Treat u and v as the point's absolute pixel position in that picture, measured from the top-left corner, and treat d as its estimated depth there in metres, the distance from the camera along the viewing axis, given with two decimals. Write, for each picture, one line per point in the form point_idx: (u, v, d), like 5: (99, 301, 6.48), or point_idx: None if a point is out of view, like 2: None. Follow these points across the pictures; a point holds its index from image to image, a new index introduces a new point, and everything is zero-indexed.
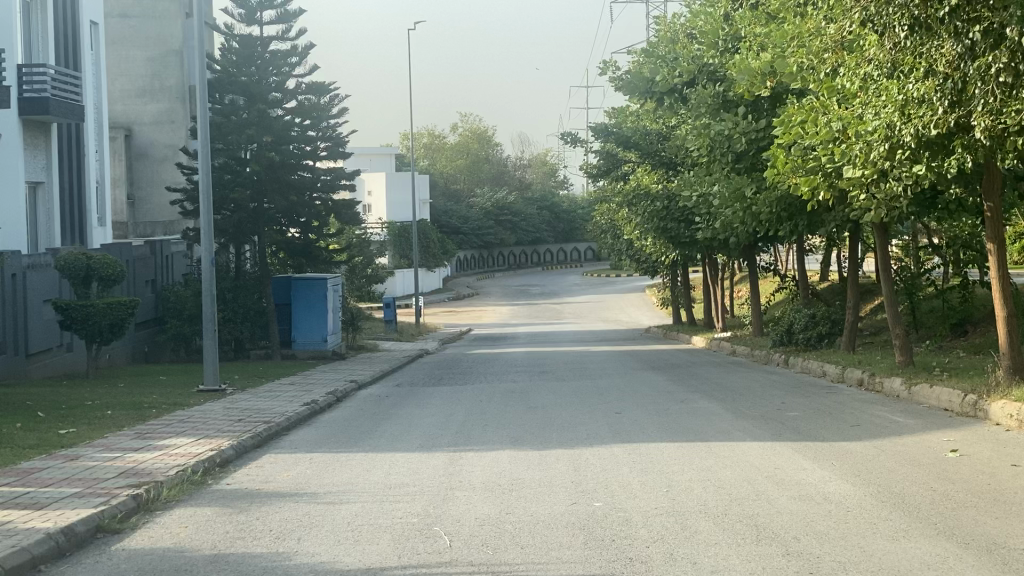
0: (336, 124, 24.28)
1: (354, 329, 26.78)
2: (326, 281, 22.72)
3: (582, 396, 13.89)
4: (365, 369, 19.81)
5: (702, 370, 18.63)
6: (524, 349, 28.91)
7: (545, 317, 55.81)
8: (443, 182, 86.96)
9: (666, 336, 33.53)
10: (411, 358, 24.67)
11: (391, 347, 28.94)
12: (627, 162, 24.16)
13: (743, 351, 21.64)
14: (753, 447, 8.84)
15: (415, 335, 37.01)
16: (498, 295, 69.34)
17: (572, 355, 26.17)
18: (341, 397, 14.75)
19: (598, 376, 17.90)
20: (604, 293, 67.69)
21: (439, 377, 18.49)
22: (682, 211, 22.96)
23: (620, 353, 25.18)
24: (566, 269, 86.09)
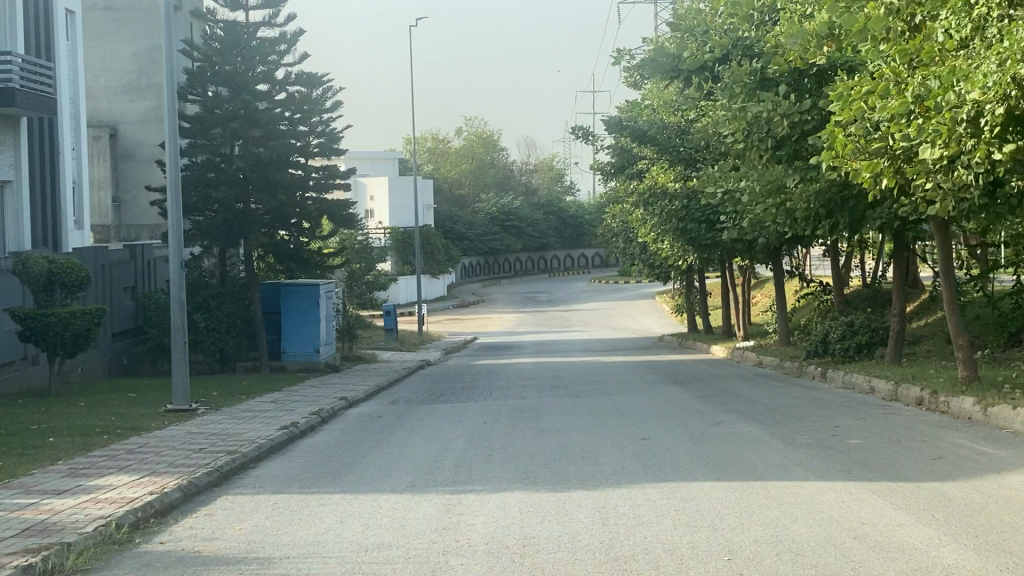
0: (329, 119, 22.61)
1: (350, 339, 25.09)
2: (318, 287, 21.09)
3: (600, 417, 12.17)
4: (359, 383, 18.14)
5: (729, 383, 16.90)
6: (531, 360, 27.20)
7: (552, 324, 54.15)
8: (448, 187, 85.33)
9: (680, 345, 31.81)
10: (410, 369, 22.98)
11: (391, 358, 27.23)
12: (642, 158, 22.46)
13: (771, 362, 19.91)
14: (822, 491, 7.11)
15: (416, 344, 35.31)
16: (504, 302, 67.69)
17: (583, 365, 24.47)
18: (327, 417, 13.03)
19: (615, 390, 16.19)
20: (614, 300, 66.05)
21: (440, 393, 16.76)
22: (704, 211, 21.24)
23: (635, 363, 23.46)
24: (574, 276, 84.39)
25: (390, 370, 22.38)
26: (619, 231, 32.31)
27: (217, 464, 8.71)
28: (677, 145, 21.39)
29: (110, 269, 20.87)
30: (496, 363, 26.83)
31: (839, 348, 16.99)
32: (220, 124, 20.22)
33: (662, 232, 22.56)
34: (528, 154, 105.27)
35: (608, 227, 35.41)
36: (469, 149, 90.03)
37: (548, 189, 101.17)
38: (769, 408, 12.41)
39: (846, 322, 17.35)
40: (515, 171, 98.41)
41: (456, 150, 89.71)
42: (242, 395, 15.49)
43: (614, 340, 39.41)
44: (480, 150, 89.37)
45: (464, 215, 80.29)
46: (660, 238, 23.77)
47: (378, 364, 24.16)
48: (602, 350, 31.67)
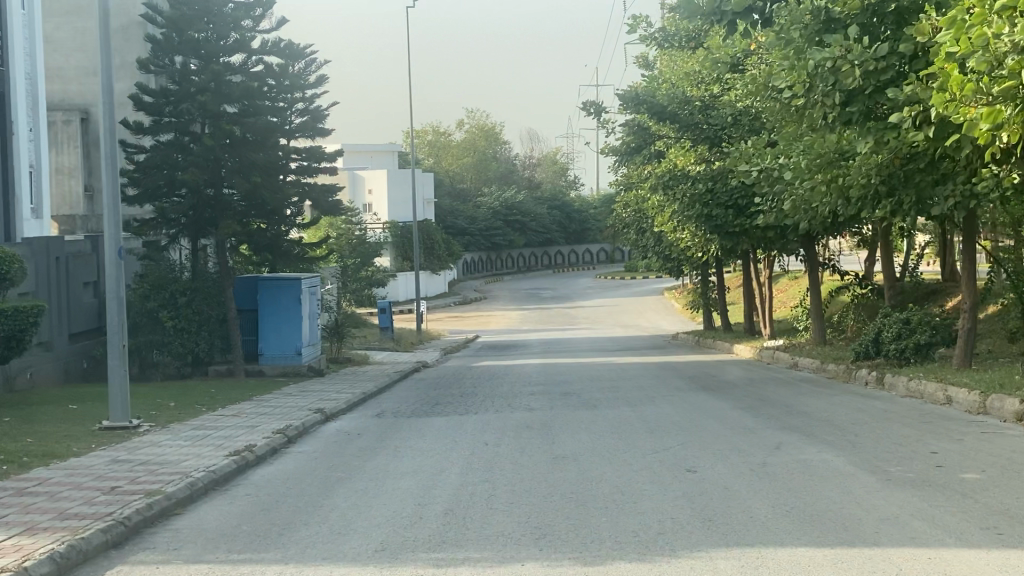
0: (313, 95, 20.33)
1: (339, 339, 22.85)
2: (300, 281, 18.85)
3: (628, 435, 9.92)
4: (345, 391, 15.92)
5: (768, 389, 14.65)
6: (537, 361, 24.97)
7: (557, 322, 51.98)
8: (448, 181, 83.07)
9: (698, 344, 29.59)
10: (405, 372, 20.76)
11: (384, 359, 25.00)
12: (661, 138, 20.23)
13: (807, 364, 17.67)
14: (983, 568, 4.86)
15: (413, 345, 33.09)
16: (507, 299, 65.52)
17: (596, 367, 22.24)
18: (296, 435, 10.75)
19: (639, 398, 13.93)
20: (621, 296, 63.88)
21: (434, 402, 14.49)
22: (731, 195, 19.01)
23: (654, 365, 21.20)
24: (579, 272, 82.28)
25: (382, 374, 20.14)
26: (631, 221, 30.06)
27: (121, 514, 6.46)
28: (701, 122, 19.18)
29: (65, 262, 18.60)
30: (500, 365, 24.60)
31: (893, 350, 14.75)
32: (187, 98, 17.96)
33: (684, 220, 20.29)
34: (531, 147, 103.03)
35: (618, 218, 33.18)
36: (471, 142, 87.77)
37: (551, 182, 98.93)
38: (833, 424, 10.14)
39: (902, 318, 15.09)
40: (518, 165, 96.16)
41: (458, 143, 87.46)
42: (203, 406, 13.23)
43: (624, 339, 37.19)
44: (482, 143, 87.13)
45: (466, 209, 78.08)
46: (680, 226, 21.51)
47: (369, 367, 21.91)
48: (613, 350, 29.43)
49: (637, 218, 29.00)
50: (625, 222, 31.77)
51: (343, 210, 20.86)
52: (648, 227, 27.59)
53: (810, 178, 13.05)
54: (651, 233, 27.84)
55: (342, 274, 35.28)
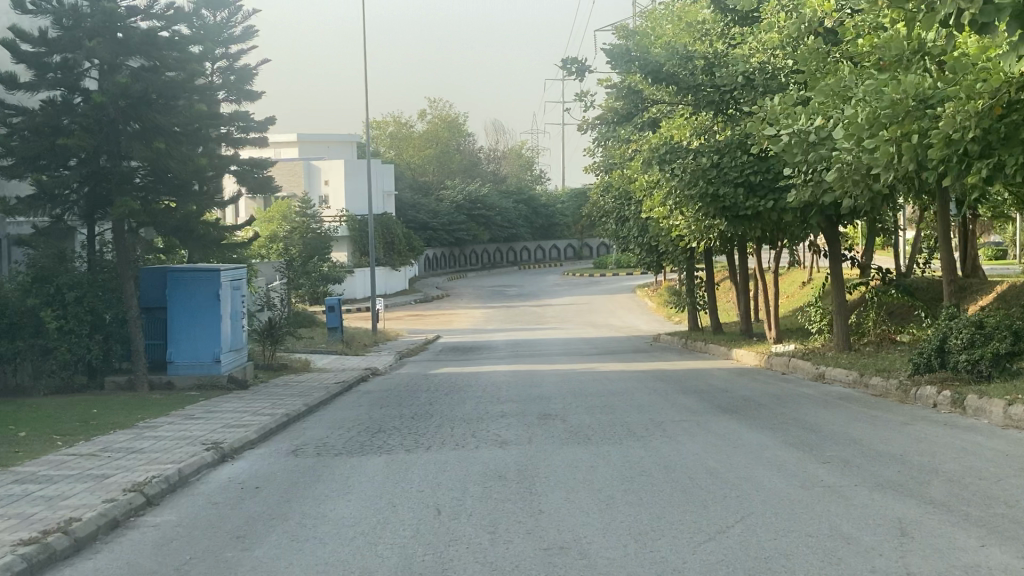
0: (234, 47, 17.01)
1: (273, 342, 19.49)
2: (220, 273, 15.42)
3: (650, 499, 6.65)
4: (265, 410, 12.60)
5: (806, 410, 11.39)
6: (505, 367, 21.70)
7: (524, 321, 48.80)
8: (410, 175, 79.68)
9: (684, 347, 26.38)
10: (349, 381, 17.44)
11: (329, 365, 21.66)
12: (656, 102, 16.99)
13: (838, 377, 14.41)
14: None
15: (365, 347, 29.80)
16: (470, 296, 62.24)
17: (574, 374, 18.98)
18: (162, 490, 7.42)
19: (642, 425, 10.65)
20: (592, 293, 60.78)
21: (376, 429, 11.18)
22: (741, 171, 15.80)
23: (643, 373, 17.94)
24: (547, 269, 79.09)
25: (321, 385, 16.79)
26: (610, 206, 26.80)
27: None
28: (705, 82, 15.98)
29: None
30: (462, 371, 21.33)
31: (964, 361, 11.47)
32: (75, 46, 14.48)
33: (682, 202, 17.04)
34: (496, 140, 99.72)
35: (594, 204, 29.90)
36: (433, 133, 84.40)
37: (517, 177, 95.66)
38: (952, 478, 6.88)
39: (974, 320, 11.85)
40: (482, 158, 92.85)
41: (419, 134, 84.11)
42: (60, 437, 9.84)
43: (598, 340, 33.99)
44: (445, 134, 83.82)
45: (427, 203, 74.78)
46: (674, 209, 18.26)
47: (307, 375, 18.56)
48: (589, 353, 26.20)
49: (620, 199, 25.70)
50: (602, 208, 28.51)
51: (274, 188, 17.52)
52: (632, 212, 24.35)
53: (882, 135, 9.86)
54: (634, 220, 24.60)
55: (288, 269, 31.90)
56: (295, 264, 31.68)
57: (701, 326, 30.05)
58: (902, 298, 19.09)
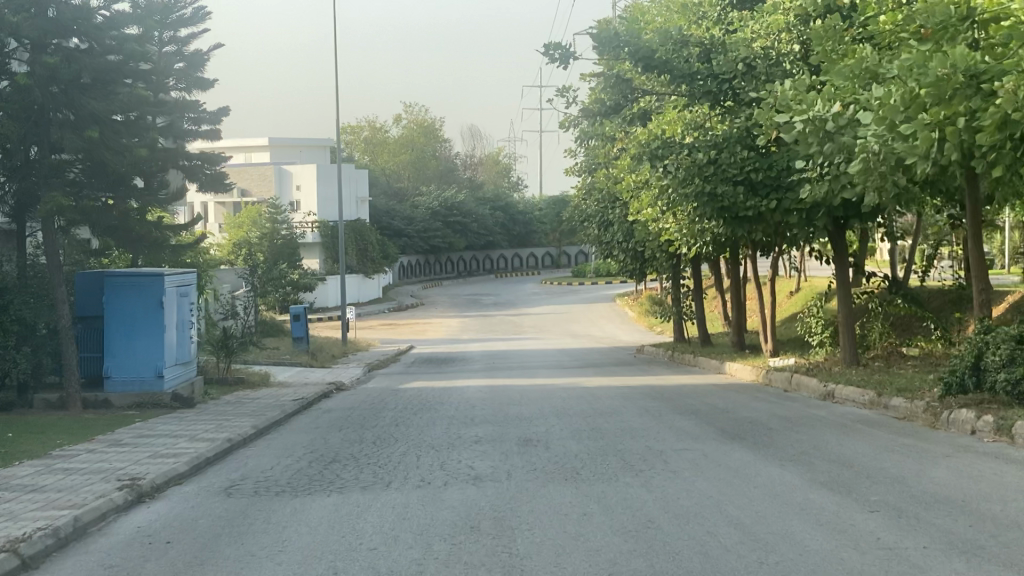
0: (180, 32, 15.50)
1: (228, 354, 17.94)
2: (164, 278, 13.89)
3: (666, 568, 5.17)
4: (205, 433, 11.09)
5: (824, 437, 9.94)
6: (479, 381, 20.21)
7: (500, 330, 47.32)
8: (385, 181, 78.11)
9: (670, 359, 24.95)
10: (309, 397, 15.93)
11: (290, 380, 20.12)
12: (647, 92, 15.54)
13: (850, 395, 12.95)
14: None
15: (333, 359, 28.28)
16: (446, 305, 60.71)
17: (555, 390, 17.50)
18: (48, 549, 5.90)
19: (637, 455, 9.19)
20: (571, 302, 59.33)
21: (330, 459, 9.68)
22: (741, 168, 14.37)
23: (630, 390, 16.47)
24: (524, 277, 77.61)
25: (277, 401, 15.28)
26: (593, 210, 25.37)
27: None
28: (702, 70, 14.57)
29: None
30: (434, 384, 19.83)
31: (1005, 382, 10.01)
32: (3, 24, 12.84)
33: (674, 202, 15.62)
34: (473, 146, 98.27)
35: (576, 208, 28.46)
36: (409, 139, 82.89)
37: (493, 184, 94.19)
38: None
39: (1014, 333, 10.40)
40: (458, 164, 91.37)
41: (394, 140, 82.59)
42: None
43: (578, 351, 32.52)
44: (420, 140, 82.34)
45: (402, 209, 73.29)
46: (664, 208, 16.83)
47: (264, 391, 17.04)
48: (570, 365, 24.74)
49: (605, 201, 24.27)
50: (585, 213, 27.08)
51: (224, 187, 16.02)
52: (616, 216, 22.91)
53: (925, 119, 8.41)
54: (618, 224, 23.16)
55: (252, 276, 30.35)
56: (259, 271, 30.15)
57: (687, 338, 28.61)
58: (909, 308, 17.68)
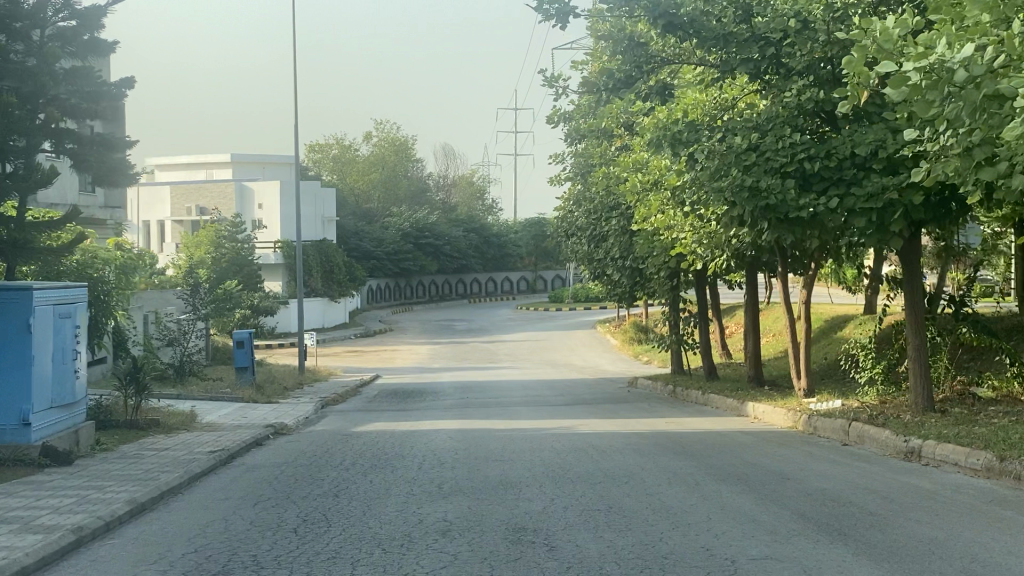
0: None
1: (138, 390, 14.48)
2: (32, 293, 10.49)
3: None
4: (48, 516, 7.64)
5: (965, 534, 6.63)
6: (451, 421, 16.85)
7: (474, 359, 43.89)
8: (353, 201, 74.66)
9: (671, 393, 21.68)
10: (232, 446, 12.53)
11: (221, 419, 16.67)
12: (668, 60, 12.28)
13: (948, 458, 9.61)
14: None
15: (284, 391, 24.88)
16: (416, 331, 57.28)
17: (544, 435, 14.15)
18: None
19: (697, 570, 5.83)
20: (549, 329, 56.01)
21: (219, 568, 6.28)
22: (792, 160, 11.11)
23: (639, 440, 13.13)
24: (499, 302, 74.19)
25: (188, 453, 11.86)
26: (585, 223, 22.12)
27: None
28: (741, 32, 11.31)
29: None
30: (397, 426, 16.44)
31: None
32: None
33: (703, 202, 12.36)
34: (447, 167, 94.94)
35: (561, 224, 25.19)
36: (380, 157, 79.51)
37: (468, 205, 90.81)
38: None
39: None
40: (432, 184, 88.00)
41: (364, 158, 79.24)
42: None
43: (561, 383, 29.12)
44: (391, 158, 79.00)
45: (371, 230, 69.94)
46: (687, 206, 13.58)
47: (179, 436, 13.61)
48: (556, 401, 21.41)
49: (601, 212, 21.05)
50: (575, 229, 23.83)
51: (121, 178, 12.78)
52: (615, 227, 19.66)
53: None
54: (615, 238, 19.93)
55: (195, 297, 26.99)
56: (203, 290, 26.81)
57: (687, 370, 25.35)
58: (978, 337, 14.41)
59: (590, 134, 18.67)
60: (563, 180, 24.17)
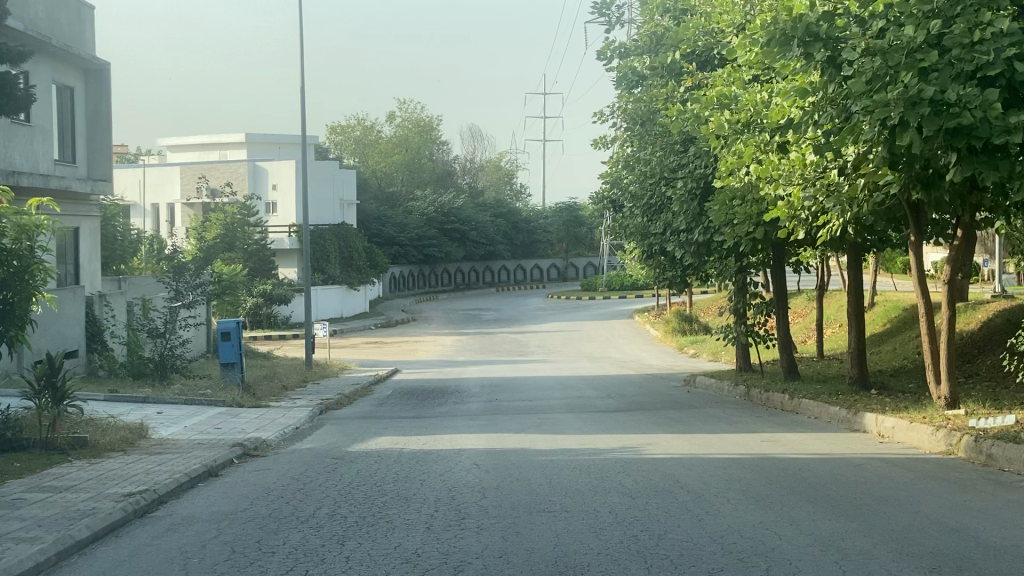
0: None
1: (55, 400, 10.79)
2: None
3: None
4: None
5: None
6: (477, 436, 13.14)
7: (503, 350, 40.18)
8: (375, 185, 71.11)
9: (745, 395, 17.98)
10: (164, 484, 8.81)
11: (179, 435, 13.04)
12: None
13: None
14: None
15: (282, 392, 21.21)
16: (441, 320, 53.70)
17: (602, 461, 10.45)
18: None
19: None
20: (584, 319, 52.33)
21: None
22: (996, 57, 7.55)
23: (740, 471, 9.36)
24: (528, 291, 70.52)
25: (91, 498, 8.15)
26: (640, 190, 18.37)
27: None
28: None
29: None
30: (407, 443, 12.75)
31: None
32: None
33: (845, 130, 8.85)
34: (474, 150, 91.13)
35: (605, 195, 21.46)
36: (403, 138, 75.96)
37: (495, 190, 86.95)
38: None
39: None
40: (458, 168, 84.21)
41: (387, 139, 75.60)
42: None
43: (602, 380, 25.45)
44: (416, 140, 75.36)
45: (394, 215, 66.35)
46: (816, 140, 10.06)
47: (102, 465, 9.92)
48: (605, 404, 17.66)
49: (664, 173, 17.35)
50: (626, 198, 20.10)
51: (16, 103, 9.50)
52: (682, 191, 16.08)
53: None
54: (679, 206, 16.35)
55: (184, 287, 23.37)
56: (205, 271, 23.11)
57: (754, 366, 21.65)
58: None
59: (656, 73, 15.12)
60: (615, 143, 20.45)
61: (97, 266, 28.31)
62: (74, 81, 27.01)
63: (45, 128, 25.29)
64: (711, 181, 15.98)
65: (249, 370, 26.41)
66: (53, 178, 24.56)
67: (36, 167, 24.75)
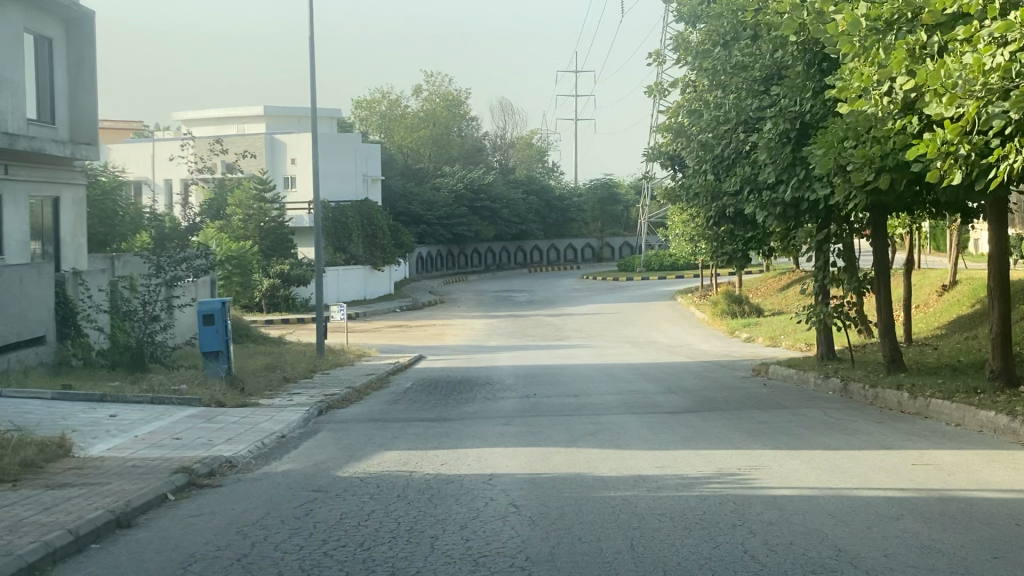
0: None
1: None
2: None
3: None
4: None
5: None
6: (514, 453, 9.87)
7: (538, 334, 36.96)
8: (402, 161, 67.98)
9: (840, 390, 14.68)
10: (18, 553, 5.53)
11: (117, 452, 9.80)
12: None
13: None
14: None
15: (278, 386, 17.97)
16: (470, 303, 50.52)
17: (703, 499, 7.16)
18: None
19: None
20: (624, 300, 49.03)
21: None
22: None
23: (929, 531, 6.00)
24: (562, 272, 67.26)
25: None
26: (710, 138, 15.06)
27: None
28: None
29: None
30: (419, 462, 9.46)
31: None
32: None
33: None
34: (505, 126, 87.68)
35: (661, 151, 18.11)
36: (430, 113, 72.72)
37: (527, 167, 83.49)
38: None
39: None
40: (487, 144, 80.81)
41: (414, 114, 72.35)
42: None
43: (655, 369, 22.14)
44: (443, 114, 72.07)
45: (420, 192, 63.19)
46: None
47: None
48: (671, 402, 14.38)
49: (749, 114, 14.09)
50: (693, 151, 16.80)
51: None
52: (771, 134, 12.81)
53: None
54: (766, 154, 13.07)
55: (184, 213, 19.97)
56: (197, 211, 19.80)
57: (838, 355, 18.31)
58: None
59: None
60: (681, 86, 17.13)
61: (81, 242, 25.12)
62: (52, 31, 23.78)
63: (14, 82, 22.00)
64: (810, 122, 12.62)
65: (251, 359, 23.25)
66: (23, 138, 21.34)
67: (3, 127, 21.47)
